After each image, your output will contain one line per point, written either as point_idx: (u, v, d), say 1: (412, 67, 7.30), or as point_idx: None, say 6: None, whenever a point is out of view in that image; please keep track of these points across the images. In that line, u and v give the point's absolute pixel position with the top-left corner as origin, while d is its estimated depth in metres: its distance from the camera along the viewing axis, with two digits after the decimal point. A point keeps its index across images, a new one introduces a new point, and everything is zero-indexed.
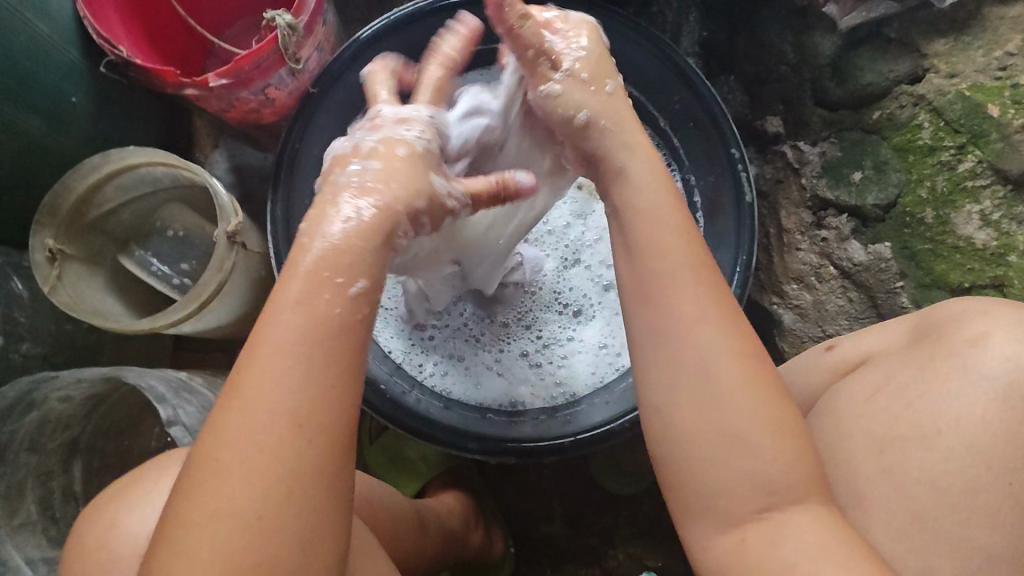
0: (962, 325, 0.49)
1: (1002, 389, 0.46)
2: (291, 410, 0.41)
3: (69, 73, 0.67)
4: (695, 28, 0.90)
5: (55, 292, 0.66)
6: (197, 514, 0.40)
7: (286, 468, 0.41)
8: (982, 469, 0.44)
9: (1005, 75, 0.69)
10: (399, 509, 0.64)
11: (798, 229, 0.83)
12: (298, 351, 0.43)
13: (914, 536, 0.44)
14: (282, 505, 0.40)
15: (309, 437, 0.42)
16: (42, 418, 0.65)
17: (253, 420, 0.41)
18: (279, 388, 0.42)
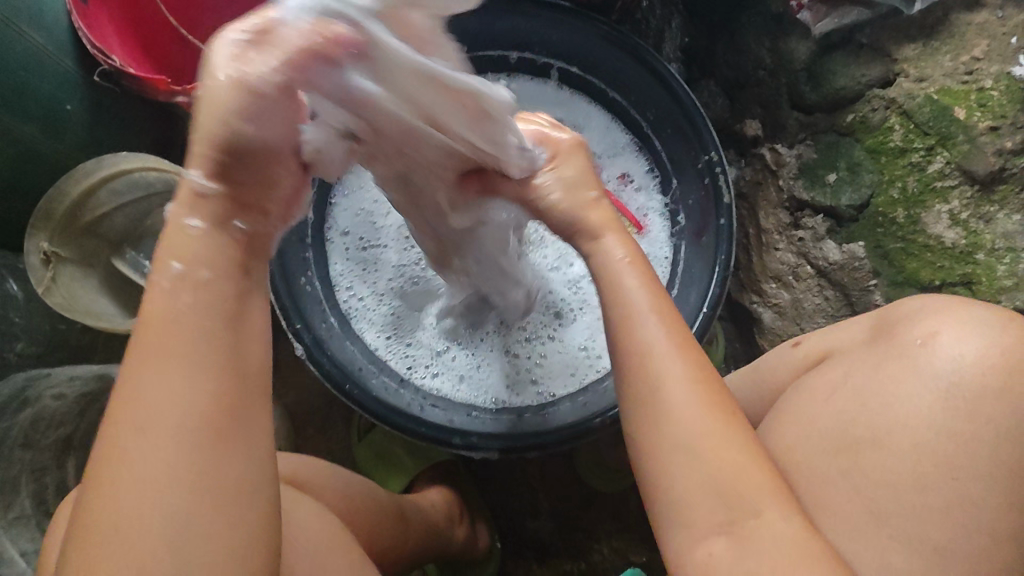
0: (913, 324, 0.51)
1: (936, 381, 0.48)
2: (201, 376, 0.37)
3: (65, 82, 0.69)
4: (677, 33, 0.92)
5: (48, 294, 0.69)
6: None
7: (192, 453, 0.36)
8: (922, 460, 0.46)
9: (971, 79, 0.71)
10: (379, 501, 0.66)
11: (776, 229, 0.85)
12: (187, 331, 0.37)
13: (864, 525, 0.46)
14: (200, 492, 0.35)
15: (195, 442, 0.36)
16: (35, 416, 0.68)
17: (158, 398, 0.36)
18: (165, 382, 0.36)
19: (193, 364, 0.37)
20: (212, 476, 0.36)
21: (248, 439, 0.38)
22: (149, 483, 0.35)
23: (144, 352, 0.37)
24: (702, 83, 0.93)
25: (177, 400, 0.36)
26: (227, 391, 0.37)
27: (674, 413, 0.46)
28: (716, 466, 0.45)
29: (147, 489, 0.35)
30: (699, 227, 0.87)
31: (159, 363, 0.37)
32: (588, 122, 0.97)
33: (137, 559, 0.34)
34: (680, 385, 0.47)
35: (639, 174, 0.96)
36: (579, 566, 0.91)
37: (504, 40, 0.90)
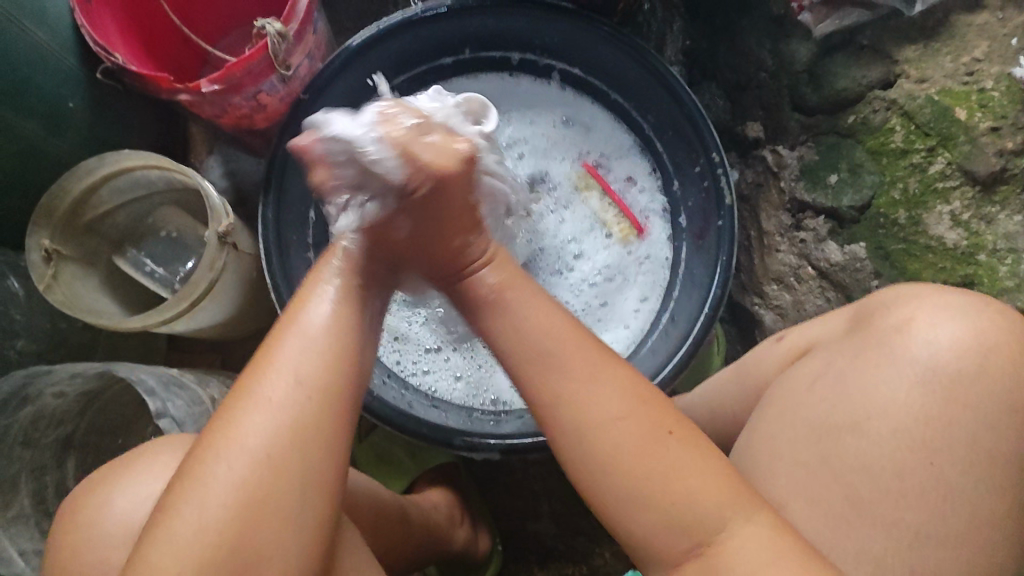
0: (890, 310, 0.52)
1: (930, 376, 0.48)
2: (320, 387, 0.46)
3: (68, 80, 0.70)
4: (680, 36, 0.94)
5: (49, 291, 0.68)
6: (169, 550, 0.41)
7: (295, 450, 0.44)
8: (922, 461, 0.46)
9: (972, 80, 0.71)
10: (381, 501, 0.66)
11: (778, 231, 0.85)
12: (322, 335, 0.48)
13: (861, 521, 0.46)
14: (291, 487, 0.44)
15: (299, 435, 0.44)
16: (36, 414, 0.66)
17: (281, 393, 0.45)
18: (291, 375, 0.46)
19: (316, 366, 0.46)
20: (302, 467, 0.44)
21: (331, 445, 0.46)
22: (253, 456, 0.43)
23: (282, 343, 0.47)
24: (703, 85, 0.93)
25: (298, 398, 0.45)
26: (330, 396, 0.46)
27: (587, 433, 0.46)
28: (644, 474, 0.45)
29: (255, 470, 0.43)
30: (700, 227, 0.87)
31: (290, 360, 0.46)
32: (591, 123, 0.97)
33: (234, 525, 0.42)
34: (589, 406, 0.46)
35: (641, 176, 0.96)
36: (580, 569, 0.90)
37: (506, 42, 0.91)
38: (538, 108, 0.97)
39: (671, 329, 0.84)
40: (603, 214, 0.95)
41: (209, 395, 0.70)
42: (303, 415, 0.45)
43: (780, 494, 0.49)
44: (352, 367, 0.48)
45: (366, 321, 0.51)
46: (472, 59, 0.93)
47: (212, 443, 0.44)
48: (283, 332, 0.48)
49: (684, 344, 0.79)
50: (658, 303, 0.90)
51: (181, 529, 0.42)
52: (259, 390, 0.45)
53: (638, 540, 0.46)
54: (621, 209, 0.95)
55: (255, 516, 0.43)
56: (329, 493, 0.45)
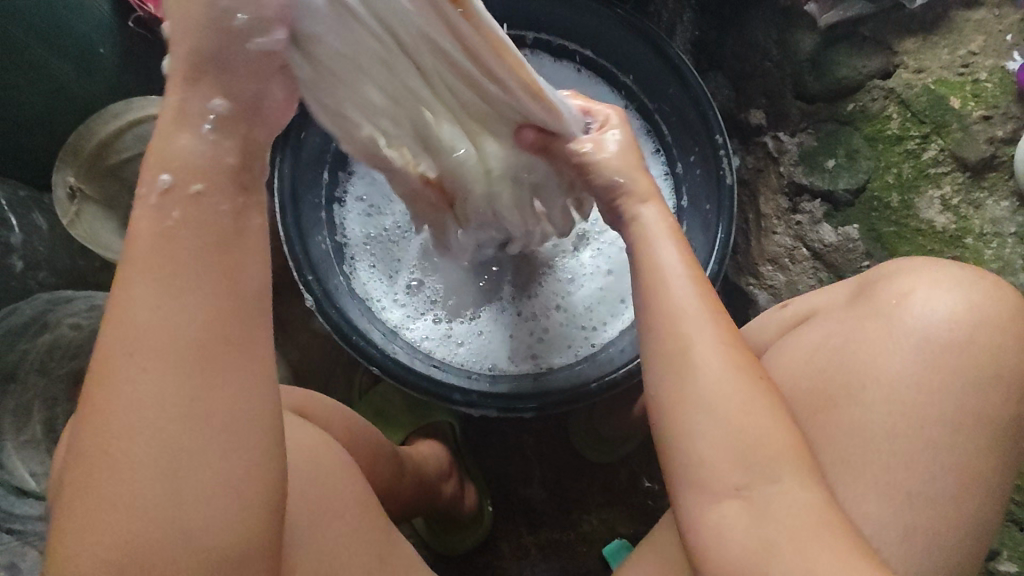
0: (891, 283, 0.54)
1: (907, 336, 0.51)
2: (208, 280, 0.37)
3: (101, 25, 0.72)
4: (688, 27, 0.93)
5: (73, 226, 0.72)
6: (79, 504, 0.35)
7: (198, 362, 0.36)
8: (898, 409, 0.49)
9: (968, 72, 0.75)
10: (379, 449, 0.65)
11: (775, 214, 0.88)
12: (176, 322, 0.36)
13: (839, 466, 0.49)
14: (206, 412, 0.36)
15: (183, 451, 0.36)
16: (53, 342, 0.70)
17: (163, 297, 0.36)
18: (154, 305, 0.36)
19: (178, 380, 0.36)
20: (221, 394, 0.37)
21: (235, 440, 0.37)
22: (149, 379, 0.36)
23: (130, 336, 0.36)
24: (710, 75, 0.94)
25: (190, 294, 0.37)
26: (213, 398, 0.37)
27: (694, 351, 0.48)
28: (714, 404, 0.47)
29: (152, 396, 0.36)
30: (701, 203, 0.90)
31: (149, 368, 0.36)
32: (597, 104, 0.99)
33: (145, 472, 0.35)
34: (693, 329, 0.49)
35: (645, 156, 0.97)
36: (569, 535, 0.93)
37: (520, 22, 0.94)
38: None
39: None
40: None
41: None
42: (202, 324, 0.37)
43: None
44: (240, 347, 0.38)
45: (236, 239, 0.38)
46: None
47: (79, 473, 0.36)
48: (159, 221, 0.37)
49: None
50: None
51: (78, 516, 0.35)
52: (131, 301, 0.36)
53: (693, 476, 0.47)
54: None
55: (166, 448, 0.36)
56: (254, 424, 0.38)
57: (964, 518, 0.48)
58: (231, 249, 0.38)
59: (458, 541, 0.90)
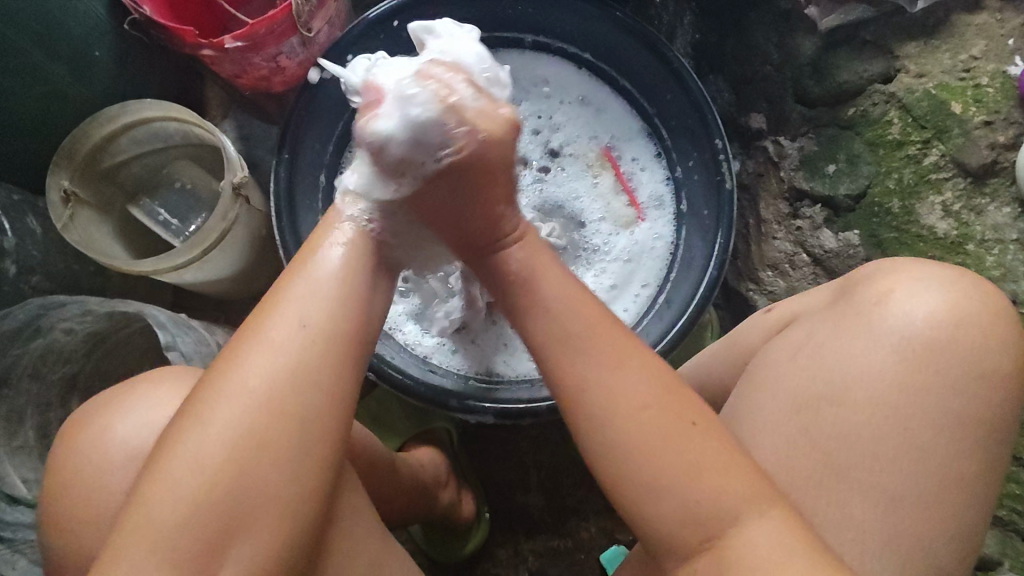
0: (872, 282, 0.53)
1: (907, 346, 0.50)
2: (322, 330, 0.48)
3: (96, 29, 0.71)
4: (688, 30, 0.94)
5: (66, 231, 0.70)
6: (167, 479, 0.43)
7: (296, 390, 0.45)
8: (899, 419, 0.49)
9: (969, 77, 0.75)
10: (370, 456, 0.64)
11: (775, 220, 0.87)
12: (285, 348, 0.46)
13: (835, 477, 0.49)
14: (290, 431, 0.45)
15: (260, 452, 0.44)
16: (46, 348, 0.68)
17: (285, 331, 0.47)
18: (274, 338, 0.47)
19: (279, 397, 0.45)
20: (304, 424, 0.45)
21: (300, 466, 0.44)
22: (257, 386, 0.45)
23: (245, 350, 0.46)
24: (710, 78, 0.94)
25: (305, 337, 0.47)
26: (294, 416, 0.45)
27: (617, 408, 0.47)
28: (648, 457, 0.46)
29: (255, 403, 0.45)
30: (700, 207, 0.89)
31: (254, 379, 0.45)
32: (602, 104, 0.98)
33: (230, 464, 0.43)
34: (614, 387, 0.47)
35: (647, 158, 0.97)
36: (566, 542, 0.92)
37: (519, 24, 0.93)
38: (558, 87, 0.98)
39: (665, 311, 0.85)
40: (609, 197, 0.96)
41: (215, 340, 0.72)
42: (307, 365, 0.46)
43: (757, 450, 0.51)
44: (322, 384, 0.46)
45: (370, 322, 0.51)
46: (488, 38, 0.94)
47: (171, 450, 0.44)
48: (296, 276, 0.50)
49: (680, 321, 0.80)
50: (655, 287, 0.91)
51: (168, 488, 0.43)
52: (261, 329, 0.47)
53: (656, 531, 0.46)
54: (625, 194, 0.96)
55: (252, 450, 0.44)
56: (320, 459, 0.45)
57: (959, 531, 0.48)
58: (349, 310, 0.49)
59: (455, 548, 0.89)
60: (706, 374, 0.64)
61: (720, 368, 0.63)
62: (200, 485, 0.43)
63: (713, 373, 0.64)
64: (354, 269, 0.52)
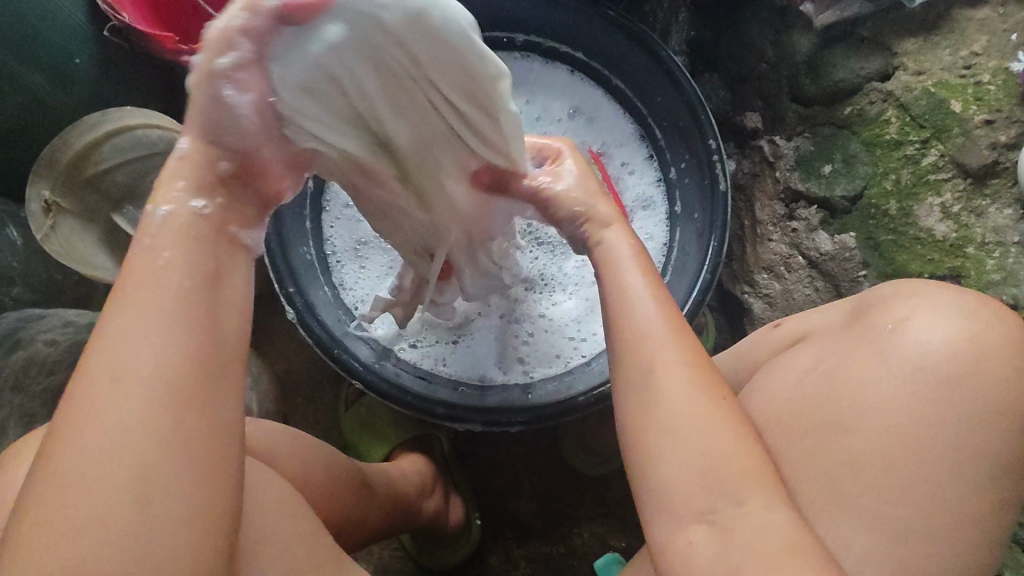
0: (887, 310, 0.52)
1: (895, 360, 0.49)
2: (192, 323, 0.39)
3: (75, 35, 0.71)
4: (685, 27, 0.90)
5: (47, 241, 0.71)
6: (31, 554, 0.33)
7: (174, 400, 0.37)
8: (891, 436, 0.47)
9: (969, 74, 0.72)
10: (342, 470, 0.63)
11: (771, 221, 0.85)
12: (140, 368, 0.37)
13: (823, 495, 0.47)
14: (181, 446, 0.37)
15: (148, 491, 0.35)
16: (28, 358, 0.69)
17: (139, 340, 0.38)
18: (133, 346, 0.38)
19: (155, 412, 0.37)
20: (193, 431, 0.37)
21: (209, 476, 0.37)
22: (125, 413, 0.36)
23: (92, 389, 0.37)
24: (705, 77, 0.92)
25: (164, 341, 0.38)
26: (182, 420, 0.37)
27: (650, 394, 0.47)
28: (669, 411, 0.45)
29: (129, 421, 0.36)
30: (694, 209, 0.87)
31: (77, 461, 0.35)
32: (591, 109, 0.96)
33: (110, 510, 0.34)
34: (654, 338, 0.48)
35: (638, 161, 0.95)
36: (560, 549, 0.91)
37: (509, 24, 0.91)
38: (542, 94, 0.96)
39: None
40: None
41: None
42: (183, 368, 0.38)
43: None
44: (179, 436, 0.37)
45: (224, 345, 0.41)
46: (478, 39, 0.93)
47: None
48: (133, 282, 0.40)
49: None
50: None
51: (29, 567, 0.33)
52: (107, 341, 0.38)
53: (654, 489, 0.44)
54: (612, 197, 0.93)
55: (143, 480, 0.35)
56: (228, 459, 0.38)
57: (960, 552, 0.46)
58: (214, 295, 0.41)
59: (445, 555, 0.88)
60: None
61: None
62: (81, 548, 0.34)
63: None
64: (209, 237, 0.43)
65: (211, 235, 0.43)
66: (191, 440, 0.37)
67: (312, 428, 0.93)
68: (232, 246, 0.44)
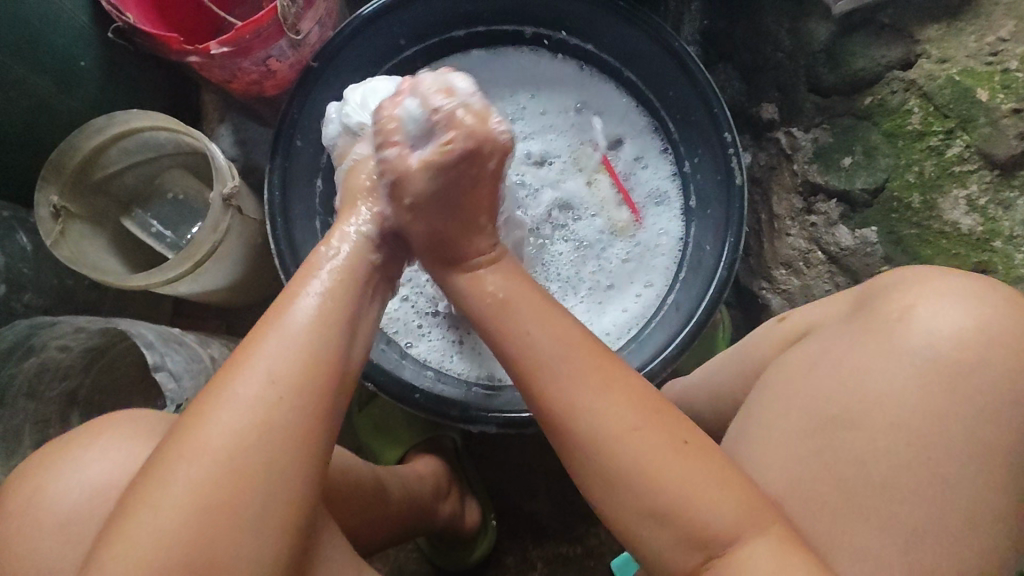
0: (895, 294, 0.51)
1: (927, 362, 0.47)
2: (302, 379, 0.46)
3: (79, 38, 0.70)
4: (697, 16, 0.90)
5: (56, 246, 0.69)
6: (138, 527, 0.41)
7: (278, 437, 0.44)
8: (924, 441, 0.45)
9: (996, 61, 0.69)
10: (358, 475, 0.62)
11: (789, 215, 0.84)
12: (259, 403, 0.45)
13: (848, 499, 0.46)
14: (270, 479, 0.43)
15: (232, 509, 0.42)
16: (40, 366, 0.68)
17: (266, 379, 0.45)
18: (259, 381, 0.45)
19: (262, 445, 0.44)
20: (280, 469, 0.44)
21: (283, 513, 0.43)
22: (237, 434, 0.44)
23: (217, 409, 0.44)
24: (719, 67, 0.91)
25: (279, 387, 0.45)
26: (278, 456, 0.44)
27: (606, 462, 0.45)
28: (627, 449, 0.45)
29: (237, 442, 0.43)
30: (709, 204, 0.85)
31: (234, 425, 0.44)
32: (602, 100, 0.95)
33: (200, 513, 0.42)
34: (589, 416, 0.46)
35: (651, 153, 0.93)
36: (577, 550, 0.90)
37: (518, 16, 0.89)
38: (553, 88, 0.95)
39: (671, 315, 0.81)
40: (605, 198, 0.92)
41: (209, 354, 0.72)
42: (296, 415, 0.45)
43: (765, 476, 0.48)
44: (296, 439, 0.45)
45: (344, 375, 0.49)
46: (486, 32, 0.91)
47: (126, 519, 0.42)
48: (270, 325, 0.48)
49: (688, 325, 0.76)
50: (664, 287, 0.88)
51: (133, 538, 0.41)
52: (242, 370, 0.46)
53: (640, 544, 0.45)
54: (622, 196, 0.92)
55: (231, 497, 0.42)
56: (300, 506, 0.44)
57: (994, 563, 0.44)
58: (329, 360, 0.48)
59: (461, 556, 0.88)
60: (717, 385, 0.62)
61: (731, 381, 0.60)
62: (173, 538, 0.41)
63: (724, 385, 0.61)
64: (331, 303, 0.51)
65: (325, 299, 0.50)
66: (302, 445, 0.45)
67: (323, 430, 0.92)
68: (334, 310, 0.50)
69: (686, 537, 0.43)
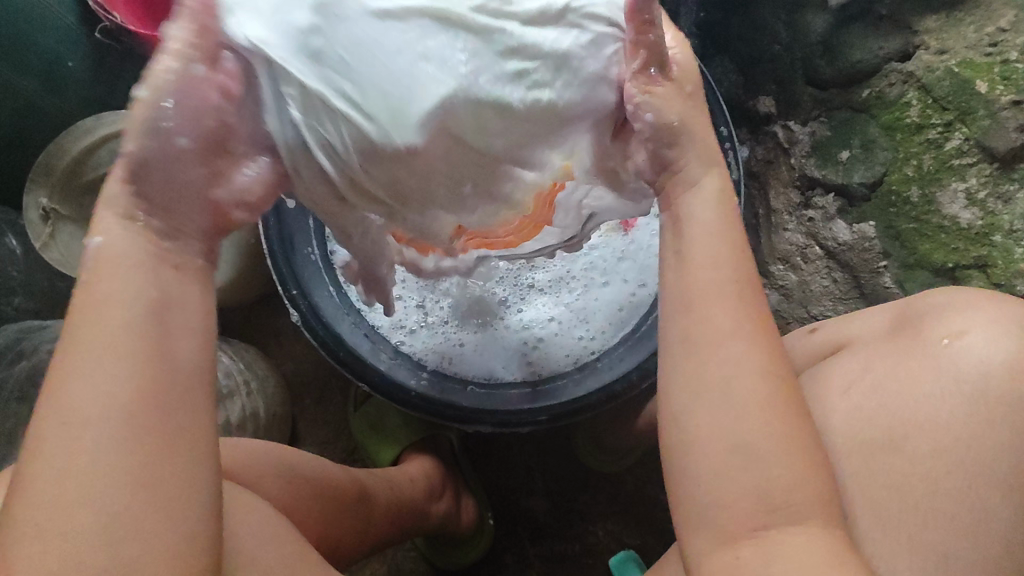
0: (943, 317, 0.50)
1: (970, 385, 0.46)
2: (159, 318, 0.37)
3: (66, 37, 0.69)
4: (693, 7, 0.87)
5: (45, 249, 0.70)
6: (18, 545, 0.33)
7: (146, 395, 0.36)
8: (946, 451, 0.45)
9: (996, 52, 0.67)
10: (338, 483, 0.61)
11: (786, 210, 0.84)
12: (111, 362, 0.36)
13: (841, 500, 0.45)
14: (152, 444, 0.35)
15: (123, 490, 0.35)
16: (31, 368, 0.68)
17: (114, 333, 0.36)
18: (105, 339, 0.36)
19: (131, 411, 0.35)
20: (162, 430, 0.36)
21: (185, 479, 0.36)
22: (99, 404, 0.35)
23: (66, 385, 0.35)
24: (715, 60, 0.89)
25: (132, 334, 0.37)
26: (155, 417, 0.36)
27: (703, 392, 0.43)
28: (733, 391, 0.42)
29: (99, 417, 0.35)
30: None
31: (47, 502, 0.34)
32: None
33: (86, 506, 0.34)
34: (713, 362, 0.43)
35: None
36: (574, 547, 0.90)
37: None
38: None
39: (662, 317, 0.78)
40: None
41: None
42: (159, 362, 0.37)
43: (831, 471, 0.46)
44: (172, 392, 0.37)
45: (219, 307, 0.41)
46: None
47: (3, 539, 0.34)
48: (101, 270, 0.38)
49: None
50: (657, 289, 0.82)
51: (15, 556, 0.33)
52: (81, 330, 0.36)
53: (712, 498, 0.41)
54: None
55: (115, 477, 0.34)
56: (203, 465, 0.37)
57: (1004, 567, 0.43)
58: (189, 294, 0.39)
59: (457, 555, 0.88)
60: None
61: None
62: (63, 541, 0.33)
63: None
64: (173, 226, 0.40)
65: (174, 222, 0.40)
66: (177, 397, 0.37)
67: (320, 429, 0.92)
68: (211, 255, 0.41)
69: (760, 512, 0.40)
